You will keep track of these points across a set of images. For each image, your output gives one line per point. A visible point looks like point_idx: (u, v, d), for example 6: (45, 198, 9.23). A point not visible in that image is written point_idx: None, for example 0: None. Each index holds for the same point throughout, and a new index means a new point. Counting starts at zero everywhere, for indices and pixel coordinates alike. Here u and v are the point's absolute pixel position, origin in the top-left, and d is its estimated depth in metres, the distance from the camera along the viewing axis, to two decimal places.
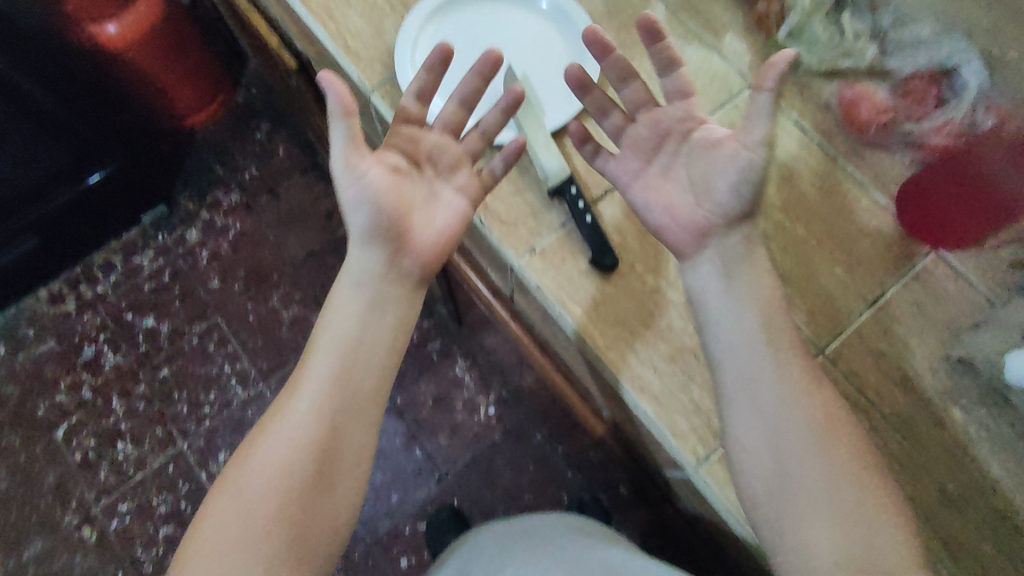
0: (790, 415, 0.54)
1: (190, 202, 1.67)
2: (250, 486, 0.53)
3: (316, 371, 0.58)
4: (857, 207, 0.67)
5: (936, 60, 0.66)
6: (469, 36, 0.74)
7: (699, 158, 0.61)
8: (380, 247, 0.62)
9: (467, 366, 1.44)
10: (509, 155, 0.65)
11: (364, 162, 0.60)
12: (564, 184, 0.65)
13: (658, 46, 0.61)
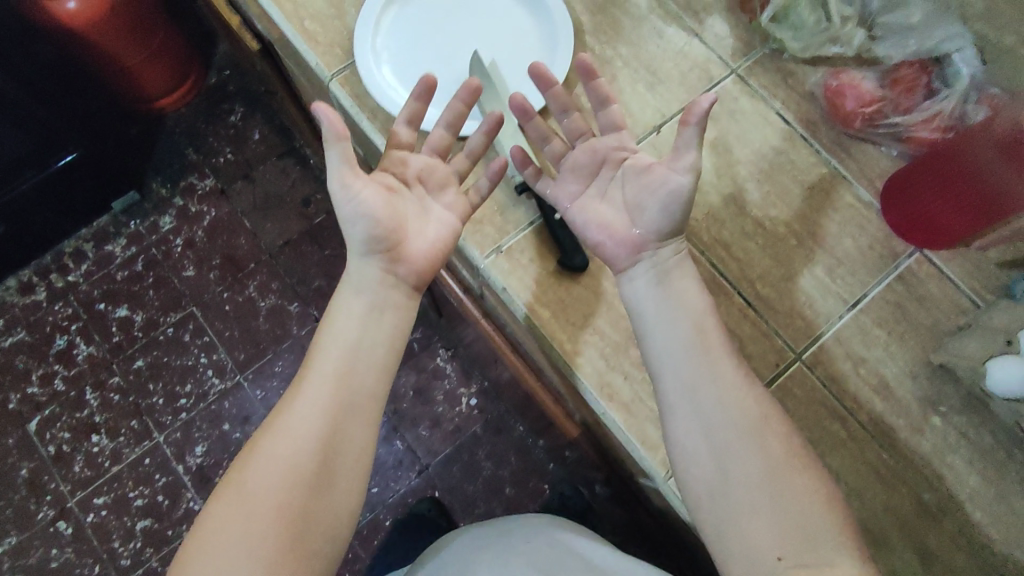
0: (728, 408, 0.51)
1: (162, 188, 1.61)
2: (252, 491, 0.49)
3: (323, 371, 0.54)
4: (840, 203, 0.64)
5: (926, 48, 0.63)
6: (434, 18, 0.70)
7: (633, 182, 0.57)
8: (378, 259, 0.58)
9: (448, 356, 1.42)
10: (494, 176, 0.61)
11: (360, 180, 0.56)
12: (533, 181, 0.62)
13: (592, 83, 0.58)
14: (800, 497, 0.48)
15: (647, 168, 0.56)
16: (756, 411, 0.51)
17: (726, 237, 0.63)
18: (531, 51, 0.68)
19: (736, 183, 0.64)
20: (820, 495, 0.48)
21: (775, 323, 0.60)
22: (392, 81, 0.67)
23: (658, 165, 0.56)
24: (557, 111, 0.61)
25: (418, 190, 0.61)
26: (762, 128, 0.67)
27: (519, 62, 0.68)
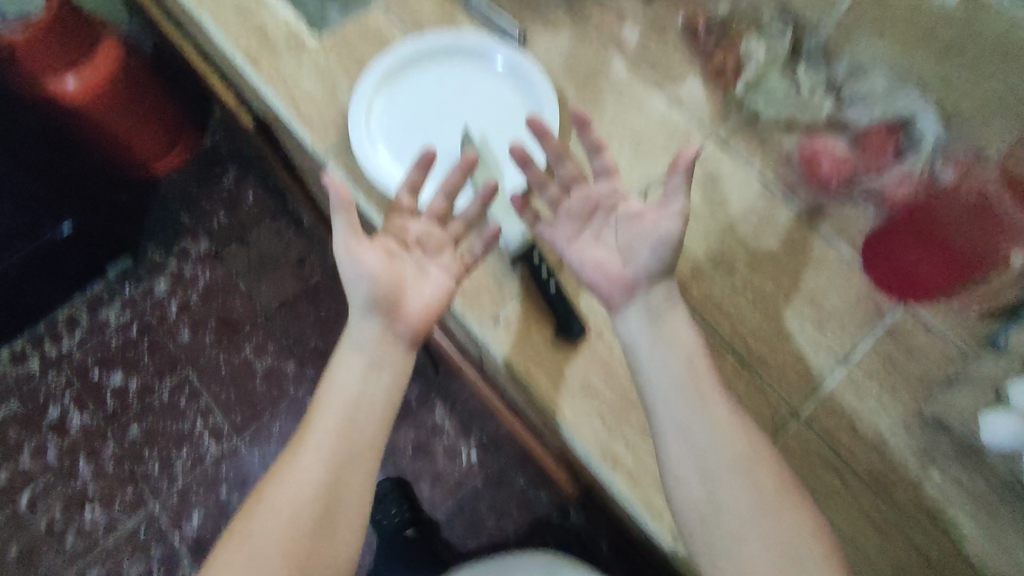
0: (722, 443, 0.52)
1: (157, 253, 1.62)
2: (255, 544, 0.50)
3: (325, 425, 0.55)
4: (822, 260, 0.66)
5: (891, 112, 0.66)
6: (424, 96, 0.72)
7: (626, 226, 0.60)
8: (377, 318, 0.59)
9: (446, 410, 1.39)
10: (488, 238, 0.63)
11: (363, 245, 0.59)
12: (527, 252, 0.65)
13: (587, 134, 0.60)
14: (793, 529, 0.49)
15: (639, 216, 0.60)
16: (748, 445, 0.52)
17: (716, 297, 0.64)
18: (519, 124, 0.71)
19: (722, 245, 0.67)
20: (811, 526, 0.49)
21: (770, 380, 0.61)
22: (388, 160, 0.69)
23: (649, 213, 0.59)
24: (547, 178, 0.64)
25: (416, 253, 0.63)
26: (744, 190, 0.69)
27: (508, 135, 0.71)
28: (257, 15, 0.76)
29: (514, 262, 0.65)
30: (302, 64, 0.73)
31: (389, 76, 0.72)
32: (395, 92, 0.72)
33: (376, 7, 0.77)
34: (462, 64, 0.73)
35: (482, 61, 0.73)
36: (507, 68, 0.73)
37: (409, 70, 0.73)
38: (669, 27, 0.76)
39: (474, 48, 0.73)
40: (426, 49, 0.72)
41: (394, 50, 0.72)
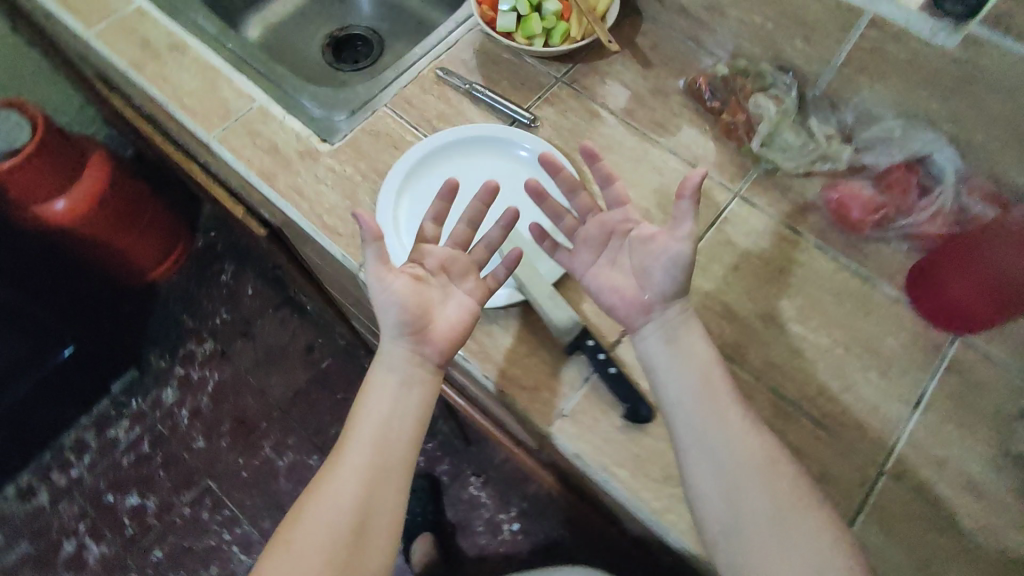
0: (742, 451, 0.54)
1: (160, 360, 1.57)
2: (292, 558, 0.52)
3: (356, 442, 0.56)
4: (872, 304, 0.66)
5: (910, 151, 0.68)
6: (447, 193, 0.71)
7: (639, 250, 0.62)
8: (406, 341, 0.59)
9: (481, 483, 1.45)
10: (509, 263, 0.62)
11: (389, 273, 0.58)
12: (581, 337, 0.63)
13: (597, 163, 0.63)
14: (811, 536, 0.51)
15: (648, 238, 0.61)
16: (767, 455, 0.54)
17: (775, 357, 0.64)
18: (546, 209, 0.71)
19: (770, 302, 0.66)
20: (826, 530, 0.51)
21: (845, 438, 0.60)
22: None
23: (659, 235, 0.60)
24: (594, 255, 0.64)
25: (442, 278, 0.62)
26: (778, 244, 0.69)
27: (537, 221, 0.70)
28: (265, 130, 0.75)
29: (572, 348, 0.63)
30: (319, 175, 0.72)
31: (412, 171, 0.71)
32: (420, 186, 0.71)
33: (382, 108, 0.77)
34: (478, 156, 0.73)
35: (498, 150, 0.74)
36: (531, 155, 0.73)
37: (427, 168, 0.72)
38: (672, 92, 0.77)
39: (489, 139, 0.73)
40: (443, 146, 0.72)
41: (411, 152, 0.71)
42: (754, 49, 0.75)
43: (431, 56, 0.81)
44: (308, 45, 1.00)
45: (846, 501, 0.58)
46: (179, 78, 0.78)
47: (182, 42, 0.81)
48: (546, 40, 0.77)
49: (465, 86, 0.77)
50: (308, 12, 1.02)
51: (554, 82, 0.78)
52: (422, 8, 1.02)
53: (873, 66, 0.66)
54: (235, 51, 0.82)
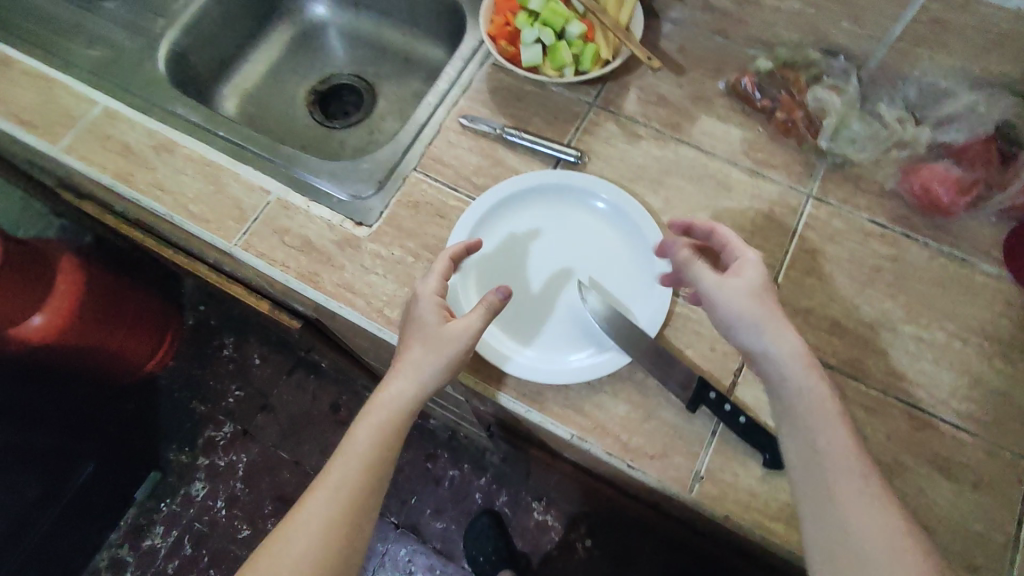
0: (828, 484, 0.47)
1: (181, 454, 1.46)
2: (296, 544, 0.52)
3: (347, 463, 0.55)
4: (976, 285, 0.63)
5: (990, 123, 0.63)
6: (511, 257, 0.66)
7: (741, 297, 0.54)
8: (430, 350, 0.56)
9: (544, 506, 1.34)
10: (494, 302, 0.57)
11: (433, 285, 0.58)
12: (702, 392, 0.57)
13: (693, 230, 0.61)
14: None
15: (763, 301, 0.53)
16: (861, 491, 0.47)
17: (896, 366, 0.60)
18: (621, 252, 0.66)
19: (874, 307, 0.63)
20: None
21: (989, 437, 0.57)
22: (513, 344, 0.62)
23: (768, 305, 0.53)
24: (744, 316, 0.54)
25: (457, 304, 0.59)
26: (866, 242, 0.65)
27: (615, 266, 0.65)
28: (293, 225, 0.68)
29: (693, 404, 0.57)
30: (366, 264, 0.65)
31: (481, 222, 0.66)
32: (491, 242, 0.66)
33: (412, 173, 0.70)
34: (533, 208, 0.68)
35: (551, 198, 0.68)
36: (607, 206, 0.67)
37: (483, 234, 0.66)
38: (714, 96, 0.72)
39: (538, 187, 0.67)
40: (494, 206, 0.66)
41: (461, 222, 0.65)
42: (793, 37, 0.70)
43: (447, 102, 0.74)
44: (291, 107, 0.91)
45: (1010, 506, 0.55)
46: (178, 185, 0.70)
47: (167, 140, 0.72)
48: (577, 66, 0.71)
49: (496, 130, 0.71)
50: (282, 70, 0.93)
51: (588, 107, 0.72)
52: (404, 41, 0.93)
53: (934, 37, 0.62)
54: (229, 137, 0.73)
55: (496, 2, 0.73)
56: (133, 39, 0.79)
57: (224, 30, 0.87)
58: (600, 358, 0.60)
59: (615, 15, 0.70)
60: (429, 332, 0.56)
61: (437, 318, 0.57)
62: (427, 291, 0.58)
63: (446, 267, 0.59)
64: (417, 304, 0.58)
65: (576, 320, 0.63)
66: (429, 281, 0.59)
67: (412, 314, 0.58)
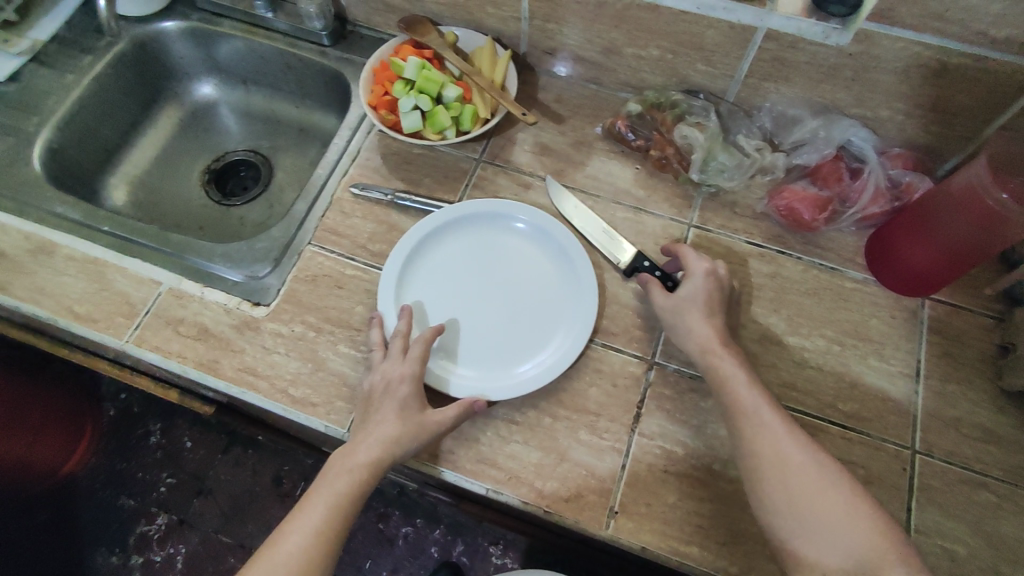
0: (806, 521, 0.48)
1: (111, 556, 1.23)
2: None
3: (323, 504, 0.53)
4: (846, 292, 0.67)
5: (835, 142, 0.70)
6: (445, 288, 0.66)
7: (690, 310, 0.60)
8: (403, 422, 0.56)
9: (503, 549, 1.28)
10: (461, 408, 0.58)
11: (400, 369, 0.59)
12: (636, 260, 0.67)
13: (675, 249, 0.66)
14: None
15: (723, 349, 0.58)
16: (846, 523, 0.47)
17: (787, 377, 0.63)
18: (544, 271, 0.68)
19: (760, 323, 0.66)
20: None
21: (875, 432, 0.60)
22: (458, 369, 0.62)
23: (711, 319, 0.60)
24: (695, 321, 0.60)
25: (418, 374, 0.59)
26: (747, 262, 0.69)
27: (542, 285, 0.67)
28: (188, 314, 0.66)
29: (630, 272, 0.67)
30: (267, 344, 0.64)
31: (404, 274, 0.66)
32: (418, 287, 0.66)
33: (308, 246, 0.70)
34: (459, 240, 0.69)
35: (475, 229, 0.70)
36: (529, 226, 0.69)
37: (405, 282, 0.66)
38: (594, 140, 0.76)
39: (462, 221, 0.69)
40: (407, 260, 0.67)
41: (382, 288, 0.65)
42: (658, 80, 0.76)
43: (338, 172, 0.75)
44: (185, 189, 0.90)
45: (898, 495, 0.58)
46: (61, 286, 0.67)
47: (46, 242, 0.69)
48: (458, 127, 0.74)
49: (388, 196, 0.72)
50: (173, 152, 0.93)
51: (476, 163, 0.75)
52: (297, 112, 0.94)
53: (777, 72, 0.68)
54: (114, 232, 0.71)
55: (375, 72, 0.76)
56: (3, 140, 0.76)
57: (103, 119, 0.85)
58: (545, 366, 0.62)
59: (490, 75, 0.75)
60: (409, 417, 0.57)
61: (417, 404, 0.57)
62: (403, 375, 0.58)
63: (422, 352, 0.60)
64: (393, 387, 0.58)
65: (517, 334, 0.64)
66: (404, 366, 0.59)
67: (384, 391, 0.58)
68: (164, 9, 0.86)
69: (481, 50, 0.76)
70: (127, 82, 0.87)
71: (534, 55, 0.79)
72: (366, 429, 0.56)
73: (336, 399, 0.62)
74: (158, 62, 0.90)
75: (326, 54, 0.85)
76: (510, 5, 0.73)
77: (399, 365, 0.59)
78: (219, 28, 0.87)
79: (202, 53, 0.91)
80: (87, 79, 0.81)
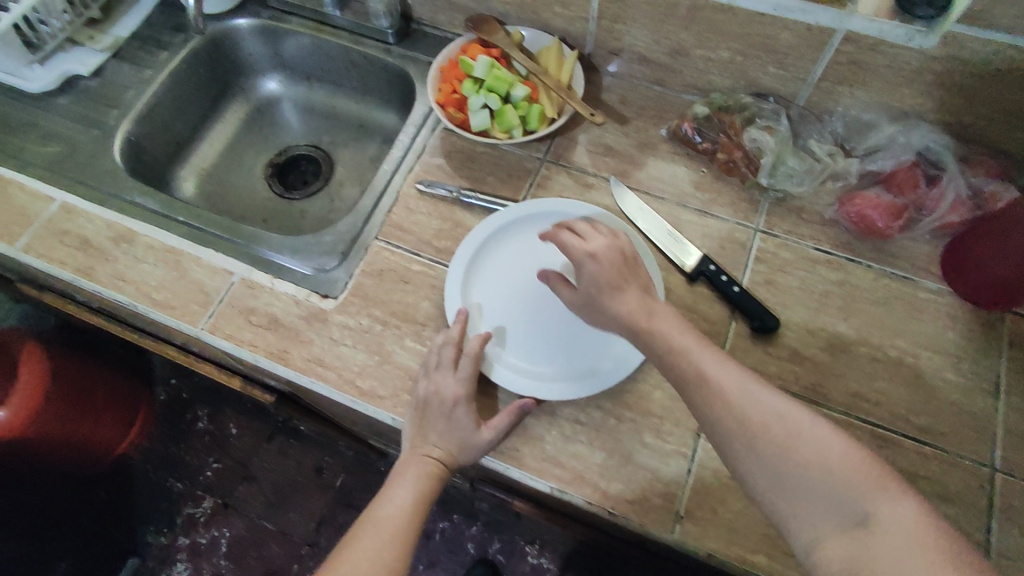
0: (818, 513, 0.43)
1: (160, 536, 1.27)
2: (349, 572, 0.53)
3: (402, 501, 0.57)
4: (921, 302, 0.66)
5: (913, 148, 0.68)
6: (511, 286, 0.67)
7: (602, 303, 0.56)
8: (462, 438, 0.57)
9: (539, 549, 1.28)
10: (513, 418, 0.58)
11: (450, 388, 0.59)
12: (703, 263, 0.67)
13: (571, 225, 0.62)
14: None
15: (653, 322, 0.53)
16: (864, 504, 0.42)
17: (857, 387, 0.62)
18: None
19: (829, 330, 0.65)
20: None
21: (951, 449, 0.59)
22: (523, 367, 0.63)
23: (625, 293, 0.56)
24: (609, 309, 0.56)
25: (468, 390, 0.59)
26: (815, 269, 0.68)
27: None
28: (259, 304, 0.68)
29: (696, 275, 0.67)
30: (335, 336, 0.66)
31: (472, 272, 0.67)
32: (486, 286, 0.67)
33: (375, 241, 0.71)
34: (526, 239, 0.69)
35: (541, 228, 0.70)
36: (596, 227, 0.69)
37: (474, 281, 0.67)
38: (658, 142, 0.76)
39: (526, 220, 0.70)
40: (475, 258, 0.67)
41: (452, 286, 0.66)
42: (726, 82, 0.75)
43: (403, 169, 0.76)
44: (251, 182, 0.93)
45: (975, 513, 0.56)
46: (140, 274, 0.70)
47: (127, 231, 0.72)
48: (525, 126, 0.74)
49: (453, 193, 0.73)
50: (238, 146, 0.95)
51: (539, 162, 0.75)
52: (358, 110, 0.96)
53: (854, 76, 0.67)
54: (189, 222, 0.73)
55: (442, 71, 0.77)
56: (87, 131, 0.79)
57: (177, 113, 0.88)
58: (618, 364, 0.62)
59: (557, 75, 0.76)
60: (462, 436, 0.57)
61: (469, 422, 0.58)
62: (456, 396, 0.58)
63: (472, 369, 0.60)
64: (446, 405, 0.58)
65: (580, 334, 0.64)
66: (456, 383, 0.59)
67: (438, 407, 0.59)
68: (237, 7, 0.89)
69: (548, 50, 0.77)
70: (200, 77, 0.90)
71: (599, 56, 0.79)
72: (426, 441, 0.58)
73: (402, 393, 0.63)
74: (228, 57, 0.92)
75: (390, 52, 0.86)
76: (579, 6, 0.73)
77: (451, 381, 0.59)
78: (287, 26, 0.89)
79: (270, 49, 0.93)
80: (164, 76, 0.84)
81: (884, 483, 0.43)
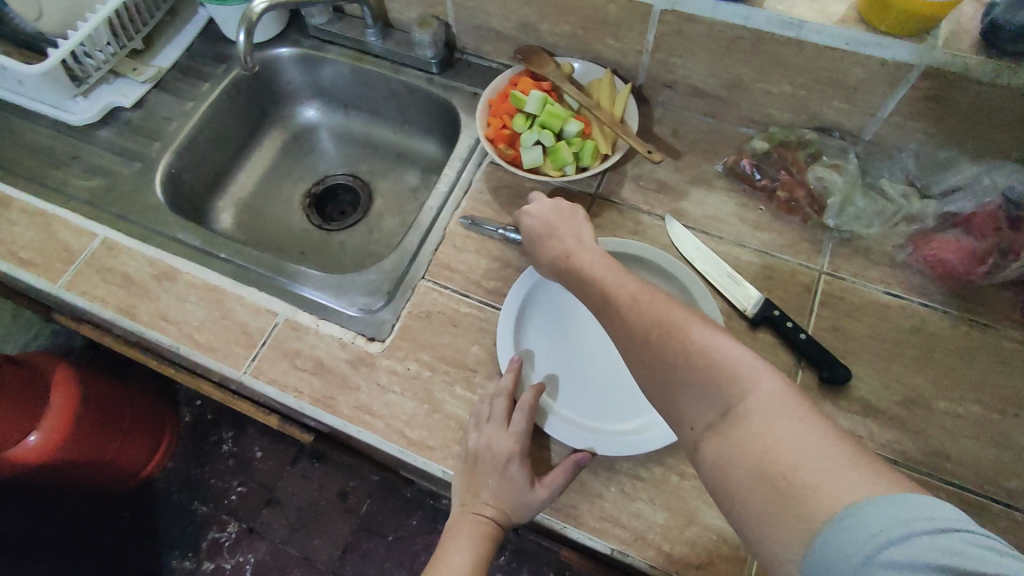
0: (698, 410, 0.40)
1: (185, 561, 1.25)
2: None
3: (460, 563, 0.55)
4: (1004, 352, 0.62)
5: (997, 188, 0.64)
6: (561, 337, 0.65)
7: (534, 243, 0.61)
8: (518, 496, 0.55)
9: None
10: (568, 474, 0.55)
11: (502, 443, 0.56)
12: (766, 308, 0.63)
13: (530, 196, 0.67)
14: (849, 510, 0.33)
15: (575, 261, 0.56)
16: (734, 391, 0.39)
17: (938, 445, 0.58)
18: None
19: (904, 382, 0.61)
20: (906, 500, 0.32)
21: None
22: (577, 420, 0.59)
23: (552, 237, 0.59)
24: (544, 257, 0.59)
25: (520, 445, 0.56)
26: (886, 315, 0.64)
27: None
28: (304, 346, 0.66)
29: (758, 320, 0.63)
30: (383, 382, 0.63)
31: (520, 320, 0.64)
32: (534, 336, 0.64)
33: (421, 281, 0.69)
34: None
35: None
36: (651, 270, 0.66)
37: (525, 328, 0.64)
38: (713, 177, 0.73)
39: None
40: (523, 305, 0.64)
41: (501, 333, 0.63)
42: (786, 116, 0.72)
43: (450, 205, 0.74)
44: (288, 212, 0.91)
45: None
46: (182, 313, 0.68)
47: (169, 268, 0.70)
48: (578, 163, 0.72)
49: (499, 232, 0.70)
50: (275, 175, 0.94)
51: (592, 198, 0.72)
52: (396, 138, 0.94)
53: (927, 112, 0.64)
54: (232, 258, 0.71)
55: (490, 107, 0.75)
56: (129, 164, 0.78)
57: (216, 143, 0.87)
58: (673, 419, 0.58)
59: (609, 109, 0.73)
60: (518, 494, 0.55)
61: (524, 479, 0.55)
62: (509, 452, 0.56)
63: (526, 421, 0.57)
64: (500, 461, 0.56)
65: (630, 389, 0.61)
66: (508, 438, 0.56)
67: (490, 463, 0.56)
68: (277, 35, 0.88)
69: (601, 83, 0.75)
70: (240, 107, 0.89)
71: (650, 87, 0.76)
72: (480, 499, 0.56)
73: (453, 444, 0.60)
74: (268, 86, 0.91)
75: (433, 82, 0.84)
76: (632, 38, 0.71)
77: (503, 436, 0.56)
78: (326, 54, 0.87)
79: (309, 76, 0.92)
80: (206, 107, 0.83)
81: (757, 369, 0.40)
